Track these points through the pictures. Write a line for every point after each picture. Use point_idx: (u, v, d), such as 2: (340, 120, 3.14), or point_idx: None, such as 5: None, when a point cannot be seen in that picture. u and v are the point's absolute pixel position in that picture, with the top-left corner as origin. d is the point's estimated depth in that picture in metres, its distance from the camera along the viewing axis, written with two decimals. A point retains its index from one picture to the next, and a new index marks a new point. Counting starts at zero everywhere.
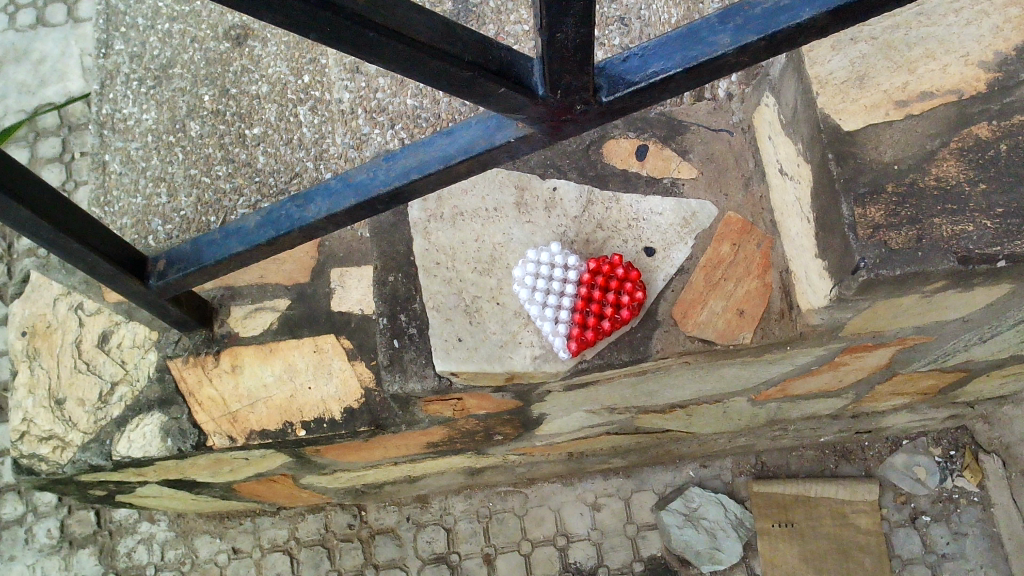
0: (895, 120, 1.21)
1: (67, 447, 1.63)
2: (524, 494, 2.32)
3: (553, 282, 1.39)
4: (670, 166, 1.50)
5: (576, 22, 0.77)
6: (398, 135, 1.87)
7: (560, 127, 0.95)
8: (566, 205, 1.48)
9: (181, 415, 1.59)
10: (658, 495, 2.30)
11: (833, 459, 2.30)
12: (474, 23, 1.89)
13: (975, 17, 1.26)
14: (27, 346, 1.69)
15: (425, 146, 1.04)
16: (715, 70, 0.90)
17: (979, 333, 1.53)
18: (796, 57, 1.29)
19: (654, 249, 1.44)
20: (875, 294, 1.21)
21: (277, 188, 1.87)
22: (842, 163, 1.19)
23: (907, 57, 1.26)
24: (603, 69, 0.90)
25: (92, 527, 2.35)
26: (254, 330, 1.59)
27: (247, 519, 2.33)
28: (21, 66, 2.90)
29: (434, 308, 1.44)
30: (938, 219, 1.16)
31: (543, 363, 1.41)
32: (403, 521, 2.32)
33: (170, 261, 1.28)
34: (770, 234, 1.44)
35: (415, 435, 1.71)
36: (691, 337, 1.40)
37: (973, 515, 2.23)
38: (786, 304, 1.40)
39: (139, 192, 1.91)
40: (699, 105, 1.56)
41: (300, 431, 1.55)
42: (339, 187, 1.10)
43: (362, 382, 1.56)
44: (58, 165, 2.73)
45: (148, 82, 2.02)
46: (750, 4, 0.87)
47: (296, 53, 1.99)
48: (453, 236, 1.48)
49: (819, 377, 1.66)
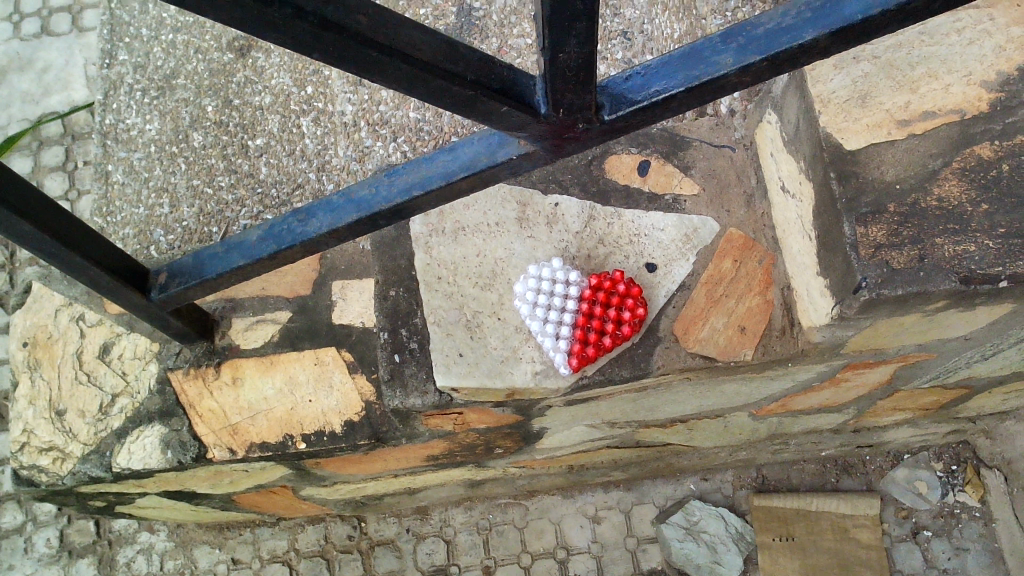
0: (897, 139, 1.22)
1: (67, 459, 1.62)
2: (524, 507, 2.32)
3: (554, 297, 1.39)
4: (672, 182, 1.50)
5: (579, 42, 0.77)
6: (400, 148, 1.87)
7: (563, 146, 0.95)
8: (568, 220, 1.48)
9: (181, 427, 1.58)
10: (659, 508, 2.30)
11: (834, 473, 2.29)
12: (477, 36, 1.90)
13: (977, 36, 1.27)
14: (27, 357, 1.69)
15: (427, 162, 1.04)
16: (718, 90, 0.89)
17: (981, 351, 1.52)
18: (799, 76, 1.29)
19: (655, 265, 1.44)
20: (877, 313, 1.21)
21: (279, 200, 1.86)
22: (844, 182, 1.20)
23: (909, 76, 1.26)
24: (605, 88, 0.90)
25: (92, 537, 2.35)
26: (255, 343, 1.59)
27: (246, 530, 2.32)
28: (25, 75, 2.91)
29: (436, 322, 1.44)
30: (939, 239, 1.16)
31: (543, 379, 1.41)
32: (403, 532, 2.32)
33: (172, 275, 1.28)
34: (772, 250, 1.44)
35: (416, 449, 1.71)
36: (693, 353, 1.39)
37: (975, 530, 2.22)
38: (787, 320, 1.40)
39: (141, 203, 1.92)
40: (701, 121, 1.56)
41: (300, 444, 1.55)
42: (341, 203, 1.10)
43: (362, 396, 1.56)
44: (61, 174, 2.74)
45: (151, 93, 2.03)
46: (753, 24, 0.87)
47: (298, 64, 1.99)
48: (455, 251, 1.48)
49: (820, 393, 1.66)
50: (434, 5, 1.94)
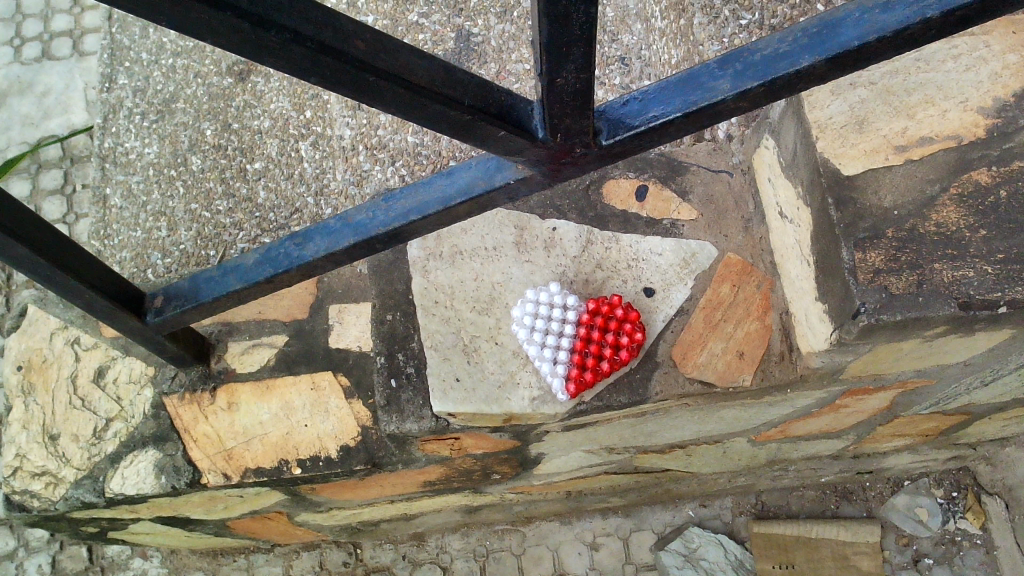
0: (894, 164, 1.22)
1: (60, 484, 1.61)
2: (522, 533, 2.30)
3: (552, 322, 1.39)
4: (670, 208, 1.50)
5: (577, 68, 0.78)
6: (398, 172, 1.87)
7: (560, 171, 0.95)
8: (566, 244, 1.48)
9: (175, 452, 1.57)
10: (657, 535, 2.27)
11: (834, 500, 2.27)
12: (475, 61, 1.91)
13: (974, 63, 1.28)
14: (22, 380, 1.68)
15: (425, 187, 1.04)
16: (715, 115, 0.89)
17: (980, 377, 1.52)
18: (796, 101, 1.30)
19: (653, 289, 1.44)
20: (875, 338, 1.20)
21: (277, 223, 1.86)
22: (841, 208, 1.20)
23: (906, 102, 1.27)
24: (603, 113, 0.90)
25: (83, 563, 2.32)
26: (251, 367, 1.58)
27: (241, 556, 2.30)
28: (25, 98, 2.93)
29: (433, 347, 1.44)
30: (938, 265, 1.16)
31: (541, 405, 1.40)
32: (399, 559, 2.29)
33: (168, 298, 1.27)
34: (769, 275, 1.44)
35: (412, 474, 1.69)
36: (691, 378, 1.39)
37: (977, 558, 2.19)
38: (786, 346, 1.40)
39: (139, 226, 1.92)
40: (699, 146, 1.57)
41: (295, 470, 1.53)
42: (339, 226, 1.10)
43: (359, 420, 1.54)
44: (59, 198, 2.74)
45: (150, 117, 2.05)
46: (750, 50, 0.87)
47: (298, 88, 2.00)
48: (453, 275, 1.48)
49: (819, 420, 1.65)
50: (433, 31, 1.95)
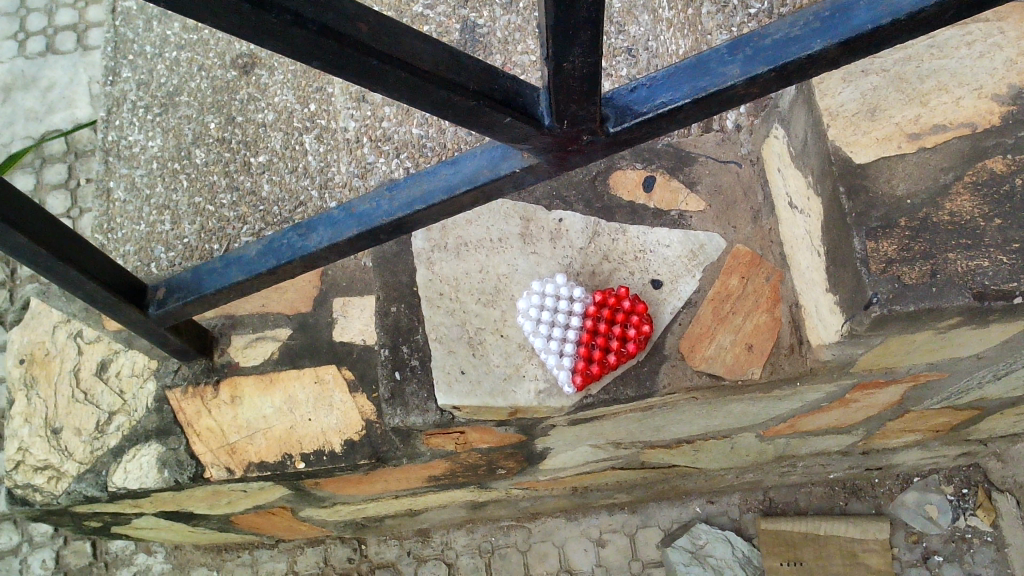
0: (907, 153, 1.20)
1: (62, 478, 1.60)
2: (527, 529, 2.28)
3: (558, 313, 1.37)
4: (678, 198, 1.48)
5: (584, 52, 0.76)
6: (403, 164, 1.85)
7: (566, 159, 0.93)
8: (572, 236, 1.46)
9: (178, 446, 1.56)
10: (664, 532, 2.26)
11: (843, 497, 2.25)
12: (481, 53, 1.89)
13: (988, 50, 1.25)
14: (24, 374, 1.67)
15: (429, 176, 1.02)
16: (725, 102, 0.87)
17: (993, 370, 1.49)
18: (806, 88, 1.28)
19: (661, 282, 1.42)
20: (887, 330, 1.18)
21: (281, 217, 1.85)
22: (853, 197, 1.18)
23: (919, 90, 1.25)
24: (610, 99, 0.88)
25: (87, 559, 2.31)
26: (254, 360, 1.57)
27: (245, 552, 2.28)
28: (29, 93, 2.92)
29: (437, 339, 1.42)
30: (952, 255, 1.14)
31: (547, 398, 1.38)
32: (404, 555, 2.28)
33: (171, 290, 1.26)
34: (779, 267, 1.42)
35: (417, 469, 1.68)
36: (699, 371, 1.37)
37: (987, 555, 2.17)
38: (795, 339, 1.37)
39: (142, 219, 1.92)
40: (707, 136, 1.54)
41: (299, 464, 1.52)
42: (342, 216, 1.08)
43: (363, 414, 1.53)
44: (63, 192, 2.73)
45: (153, 110, 2.03)
46: (760, 35, 0.85)
47: (302, 81, 1.98)
48: (458, 266, 1.46)
49: (828, 414, 1.63)
50: (438, 22, 1.94)
